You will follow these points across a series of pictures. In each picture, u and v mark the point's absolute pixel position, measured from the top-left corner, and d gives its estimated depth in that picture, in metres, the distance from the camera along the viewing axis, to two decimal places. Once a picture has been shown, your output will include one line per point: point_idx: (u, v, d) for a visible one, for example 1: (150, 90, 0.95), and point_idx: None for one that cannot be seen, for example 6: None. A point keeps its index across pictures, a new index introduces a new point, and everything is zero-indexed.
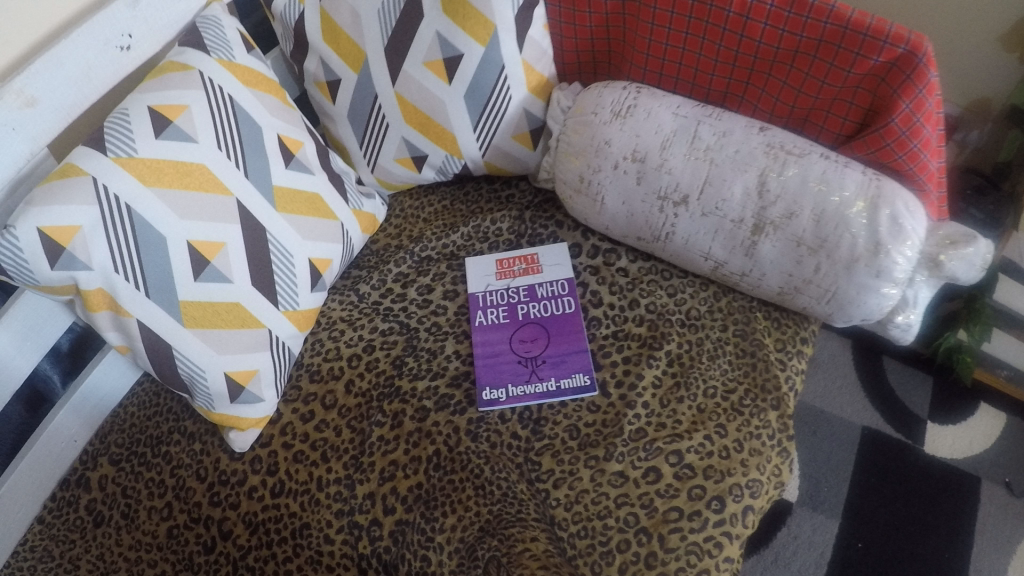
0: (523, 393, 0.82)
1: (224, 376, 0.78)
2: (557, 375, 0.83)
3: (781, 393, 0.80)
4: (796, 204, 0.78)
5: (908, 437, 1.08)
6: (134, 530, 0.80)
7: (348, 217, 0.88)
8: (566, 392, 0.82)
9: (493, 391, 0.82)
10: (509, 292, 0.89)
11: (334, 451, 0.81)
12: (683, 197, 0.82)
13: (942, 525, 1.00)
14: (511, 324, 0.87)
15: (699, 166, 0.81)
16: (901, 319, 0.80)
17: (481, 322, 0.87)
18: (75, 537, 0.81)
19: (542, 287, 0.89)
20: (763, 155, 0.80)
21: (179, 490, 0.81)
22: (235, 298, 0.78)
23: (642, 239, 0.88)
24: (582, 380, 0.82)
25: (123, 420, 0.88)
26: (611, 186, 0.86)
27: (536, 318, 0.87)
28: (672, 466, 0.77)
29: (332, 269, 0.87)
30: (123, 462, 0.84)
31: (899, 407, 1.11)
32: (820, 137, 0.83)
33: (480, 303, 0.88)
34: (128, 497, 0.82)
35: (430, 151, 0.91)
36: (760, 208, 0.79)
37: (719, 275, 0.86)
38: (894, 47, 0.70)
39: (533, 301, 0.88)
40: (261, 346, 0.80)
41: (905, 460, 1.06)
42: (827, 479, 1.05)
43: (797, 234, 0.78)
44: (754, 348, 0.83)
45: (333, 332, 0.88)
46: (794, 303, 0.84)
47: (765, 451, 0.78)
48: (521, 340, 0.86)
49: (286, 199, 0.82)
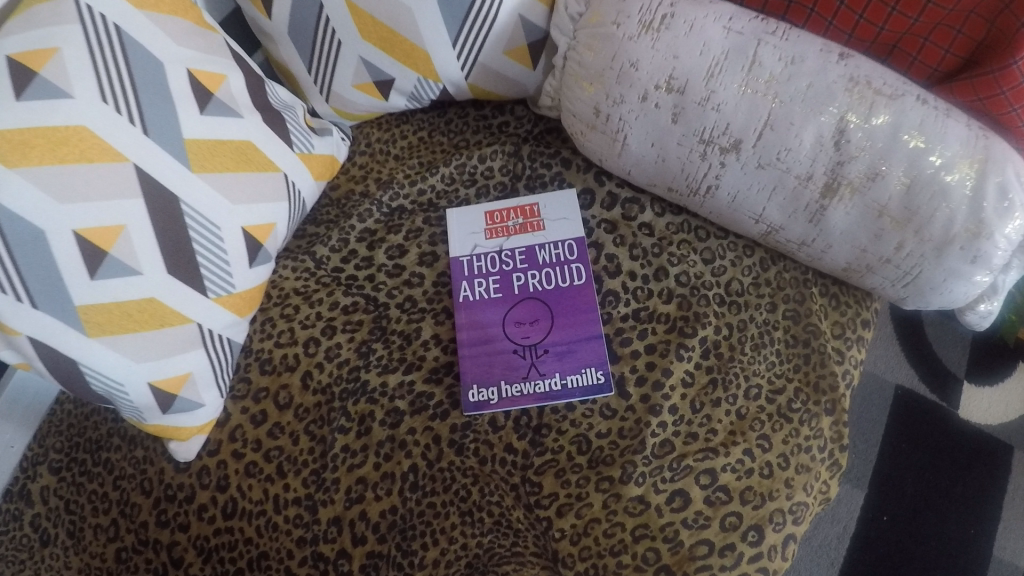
0: (520, 394, 0.67)
1: (148, 387, 0.63)
2: (564, 371, 0.67)
3: (838, 395, 0.66)
4: (883, 161, 0.58)
5: (943, 400, 0.95)
6: (82, 552, 0.69)
7: (294, 165, 0.70)
8: (575, 392, 0.66)
9: (482, 392, 0.67)
10: (502, 257, 0.72)
11: (291, 463, 0.67)
12: (733, 142, 0.63)
13: (969, 500, 0.90)
14: (504, 300, 0.70)
15: (757, 103, 0.61)
16: (983, 307, 0.64)
17: (466, 298, 0.70)
18: (24, 558, 0.69)
19: (543, 250, 0.72)
20: (844, 92, 0.59)
21: (124, 506, 0.69)
22: (148, 292, 0.61)
23: (674, 190, 0.69)
24: (594, 377, 0.66)
25: (61, 419, 0.76)
26: (637, 123, 0.66)
27: (535, 292, 0.71)
28: (702, 489, 0.62)
29: (276, 236, 0.70)
30: (63, 471, 0.73)
31: (936, 364, 0.97)
32: (910, 71, 0.62)
33: (465, 272, 0.72)
34: (71, 513, 0.70)
35: (396, 74, 0.71)
36: (835, 162, 0.60)
37: (770, 240, 0.69)
38: None
39: (532, 269, 0.72)
40: (191, 344, 0.65)
41: (941, 424, 0.94)
42: (856, 444, 0.93)
43: (880, 201, 0.59)
44: (809, 336, 0.67)
45: (286, 310, 0.71)
46: (862, 280, 0.67)
47: (815, 468, 0.64)
48: (518, 322, 0.70)
49: (206, 155, 0.63)
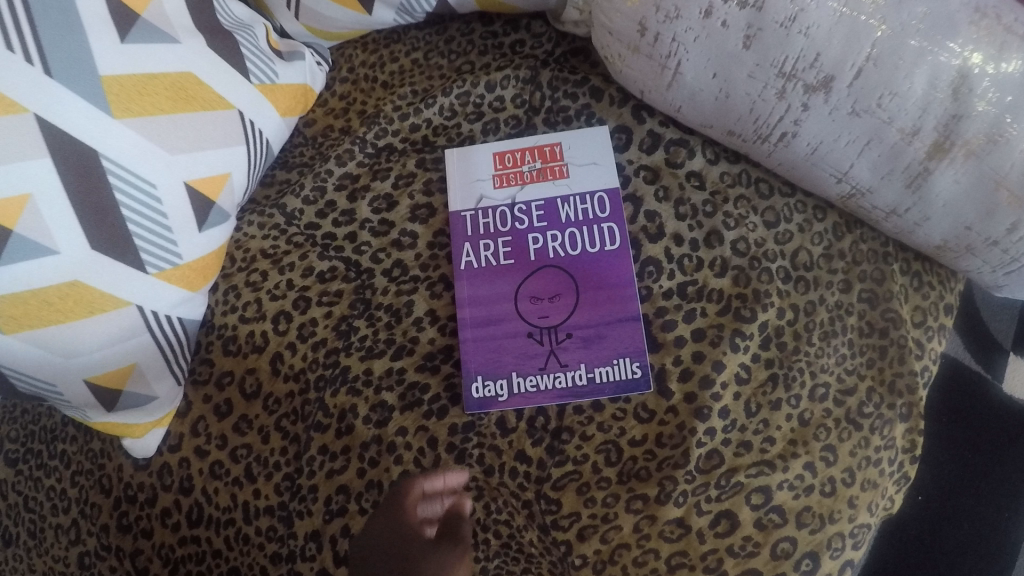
0: (536, 390, 0.55)
1: (85, 385, 0.53)
2: (590, 363, 0.55)
3: (917, 398, 0.54)
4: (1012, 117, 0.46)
5: (986, 371, 0.82)
6: (44, 555, 0.61)
7: (251, 101, 0.56)
8: (605, 389, 0.54)
9: (488, 386, 0.55)
10: (514, 212, 0.59)
11: (262, 466, 0.56)
12: (823, 80, 0.49)
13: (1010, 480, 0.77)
14: (517, 269, 0.58)
15: (858, 28, 0.47)
16: None
17: (469, 265, 0.58)
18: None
19: (566, 206, 0.59)
20: (967, 23, 0.45)
21: (84, 506, 0.60)
22: (70, 275, 0.49)
23: (736, 134, 0.56)
24: (630, 370, 0.54)
25: (14, 404, 0.66)
26: (695, 47, 0.52)
27: (556, 260, 0.58)
28: (753, 510, 0.51)
29: (232, 188, 0.57)
30: (21, 464, 0.64)
31: (980, 333, 0.83)
32: None
33: (468, 231, 0.58)
34: (31, 511, 0.62)
35: None
36: (951, 116, 0.47)
37: (849, 203, 0.56)
38: None
39: (553, 229, 0.58)
40: (134, 330, 0.53)
41: (986, 396, 0.80)
42: None
43: (999, 169, 0.47)
44: (888, 325, 0.55)
45: (252, 277, 0.59)
46: (952, 261, 0.56)
47: (883, 484, 0.53)
48: (533, 298, 0.57)
49: (134, 95, 0.50)
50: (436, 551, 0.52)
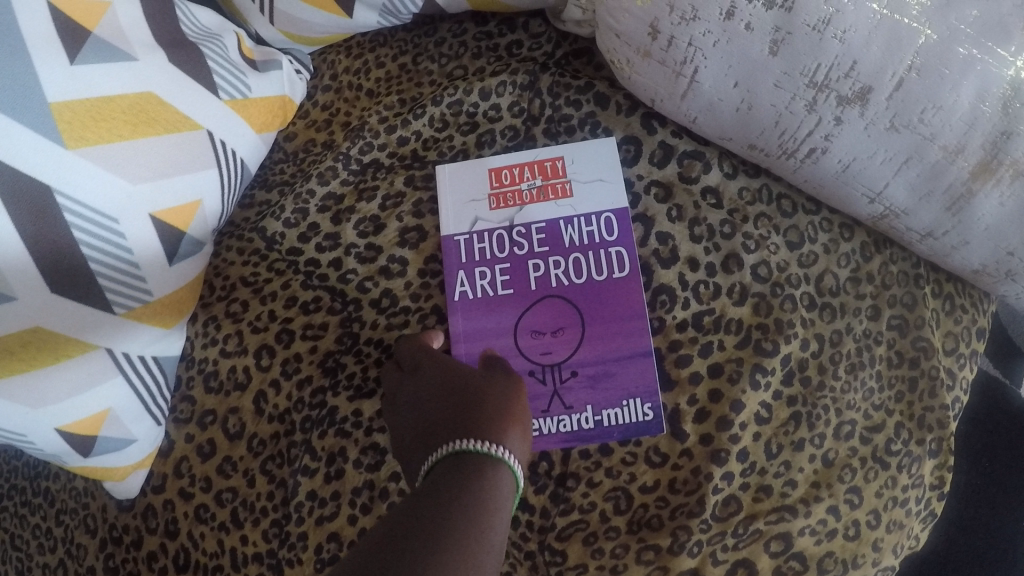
0: (538, 435, 0.51)
1: (57, 434, 0.48)
2: (597, 405, 0.51)
3: (949, 433, 0.50)
4: None
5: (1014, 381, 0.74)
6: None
7: (220, 118, 0.51)
8: (613, 433, 0.51)
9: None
10: (513, 236, 0.54)
11: (249, 510, 0.52)
12: (860, 90, 0.43)
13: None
14: (517, 299, 0.53)
15: (904, 34, 0.40)
16: None
17: (463, 296, 0.53)
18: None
19: (569, 228, 0.54)
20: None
21: (70, 546, 0.57)
22: (31, 320, 0.45)
23: (758, 147, 0.51)
24: (641, 413, 0.50)
25: None
26: (715, 51, 0.46)
27: (559, 289, 0.53)
28: (772, 558, 0.48)
29: (204, 215, 0.52)
30: (4, 500, 0.61)
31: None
32: None
33: (462, 257, 0.54)
34: (19, 549, 0.59)
35: None
36: (1000, 133, 0.42)
37: (883, 223, 0.50)
38: None
39: (555, 254, 0.53)
40: (106, 373, 0.49)
41: None
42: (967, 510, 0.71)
43: None
44: (919, 353, 0.51)
45: (232, 307, 0.55)
46: (991, 285, 0.51)
47: (910, 524, 0.50)
48: (535, 331, 0.52)
49: (88, 122, 0.44)
50: (492, 380, 0.48)
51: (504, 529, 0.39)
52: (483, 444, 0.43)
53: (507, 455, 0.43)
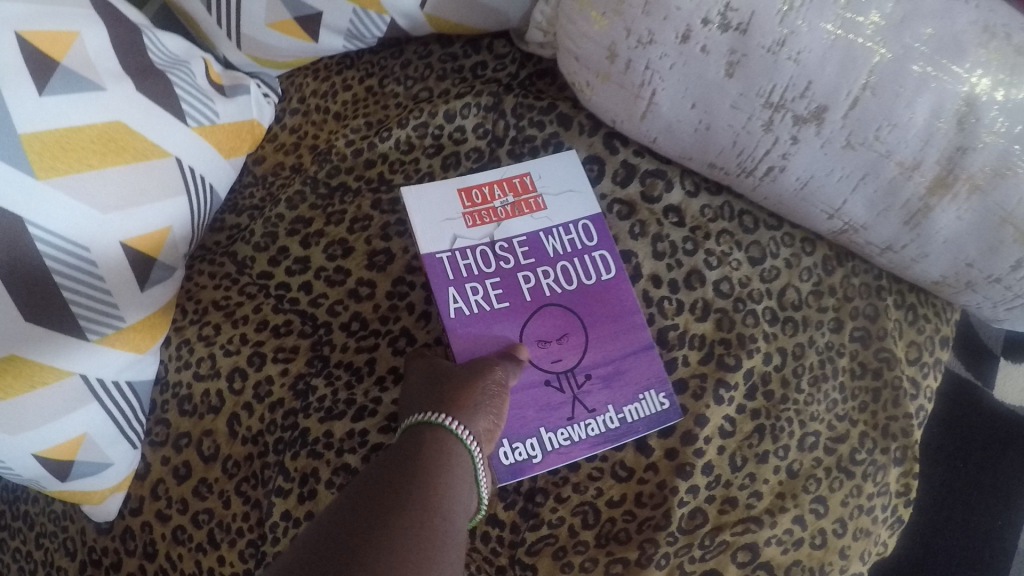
0: (566, 444, 0.50)
1: (34, 460, 0.49)
2: (617, 403, 0.51)
3: (912, 442, 0.51)
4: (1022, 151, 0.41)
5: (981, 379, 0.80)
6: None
7: (189, 146, 0.52)
8: (639, 427, 0.51)
9: (518, 450, 0.50)
10: (497, 250, 0.53)
11: (224, 530, 0.53)
12: (813, 110, 0.44)
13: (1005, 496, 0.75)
14: (516, 310, 0.52)
15: (853, 54, 0.41)
16: None
17: (460, 313, 0.51)
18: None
19: (550, 238, 0.54)
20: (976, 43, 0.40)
21: (50, 568, 0.58)
22: (8, 349, 0.45)
23: (718, 166, 0.51)
24: (658, 403, 0.51)
25: None
26: (671, 74, 0.47)
27: (555, 297, 0.53)
28: (740, 569, 0.49)
29: (175, 241, 0.53)
30: None
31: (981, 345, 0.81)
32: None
33: (450, 274, 0.51)
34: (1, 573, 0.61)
35: (323, 6, 0.51)
36: (955, 148, 0.42)
37: (840, 237, 0.51)
38: None
39: (542, 265, 0.53)
40: (82, 399, 0.50)
41: (986, 407, 0.78)
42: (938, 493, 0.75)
43: (1005, 207, 0.43)
44: (882, 364, 0.52)
45: (204, 330, 0.55)
46: (949, 295, 0.52)
47: (875, 531, 0.51)
48: (540, 340, 0.51)
49: (58, 152, 0.45)
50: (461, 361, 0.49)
51: (449, 487, 0.40)
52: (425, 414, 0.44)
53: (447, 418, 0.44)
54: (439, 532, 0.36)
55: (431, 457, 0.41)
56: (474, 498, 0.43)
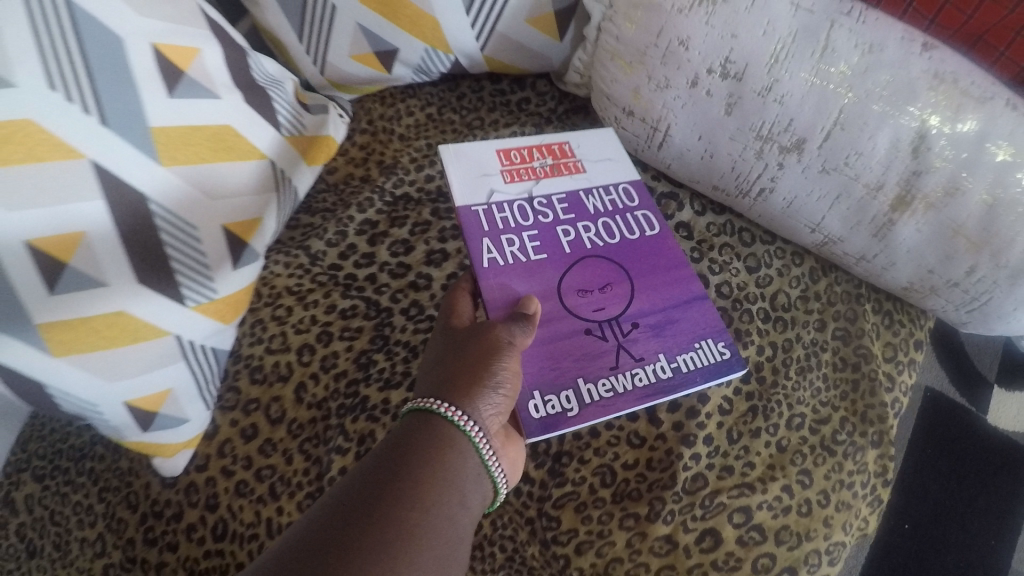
0: (610, 395, 0.52)
1: (125, 407, 0.57)
2: (667, 354, 0.55)
3: (886, 426, 0.60)
4: (969, 174, 0.50)
5: (971, 403, 0.93)
6: (68, 567, 0.63)
7: (277, 149, 0.62)
8: (695, 377, 0.54)
9: (551, 403, 0.51)
10: (534, 205, 0.60)
11: (284, 485, 0.60)
12: (795, 141, 0.54)
13: (993, 507, 0.86)
14: (558, 261, 0.57)
15: (827, 97, 0.52)
16: None
17: (493, 262, 0.56)
18: (10, 568, 0.65)
19: (590, 198, 0.61)
20: (927, 90, 0.50)
21: (111, 520, 0.64)
22: (117, 306, 0.54)
23: (722, 189, 0.62)
24: (715, 354, 0.55)
25: (46, 424, 0.73)
26: (683, 112, 0.58)
27: (594, 251, 0.58)
28: (735, 528, 0.57)
29: (264, 231, 0.63)
30: (48, 479, 0.68)
31: (967, 367, 0.95)
32: (994, 68, 0.51)
33: (484, 226, 0.57)
34: (56, 525, 0.66)
35: (400, 44, 0.61)
36: (912, 172, 0.52)
37: (824, 249, 0.61)
38: None
39: (583, 220, 0.60)
40: (173, 357, 0.58)
41: (974, 429, 0.91)
42: (923, 487, 0.87)
43: (956, 220, 0.51)
44: (860, 359, 0.62)
45: (278, 311, 0.64)
46: (921, 301, 0.60)
47: (856, 505, 0.59)
48: (580, 289, 0.56)
49: (178, 145, 0.55)
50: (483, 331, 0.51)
51: (443, 488, 0.44)
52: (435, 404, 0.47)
53: (457, 415, 0.46)
54: (412, 527, 0.41)
55: (425, 445, 0.45)
56: (483, 483, 0.48)
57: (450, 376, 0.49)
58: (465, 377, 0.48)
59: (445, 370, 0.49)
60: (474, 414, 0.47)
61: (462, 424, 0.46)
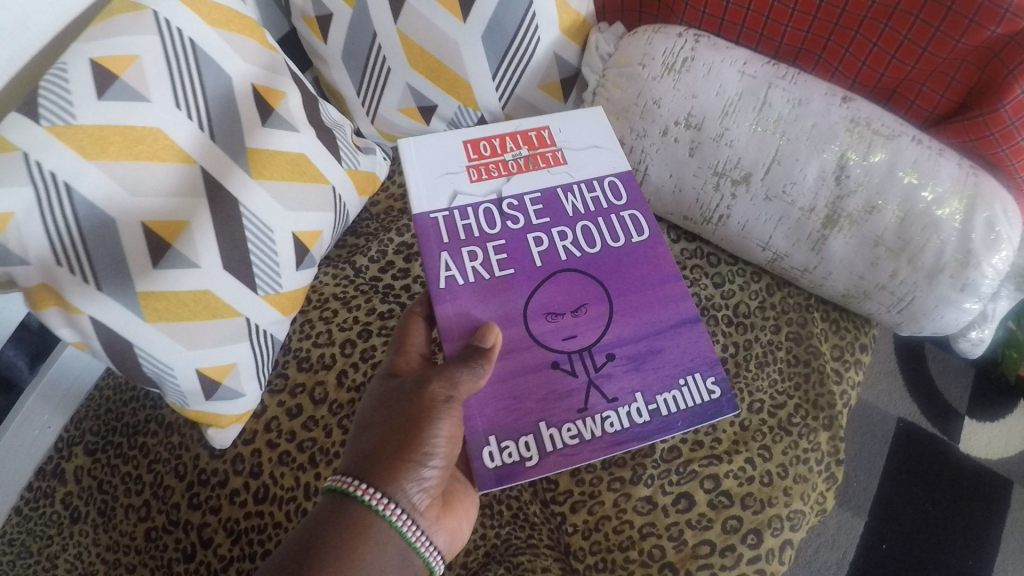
0: (575, 444, 0.56)
1: (196, 373, 0.68)
2: (645, 393, 0.58)
3: (835, 411, 0.71)
4: (880, 196, 0.64)
5: (943, 432, 1.03)
6: (112, 530, 0.73)
7: (340, 179, 0.77)
8: (673, 423, 0.57)
9: (507, 454, 0.55)
10: (503, 208, 0.63)
11: (323, 454, 0.71)
12: (744, 175, 0.69)
13: (965, 531, 0.96)
14: (530, 278, 0.60)
15: (766, 140, 0.67)
16: (975, 335, 0.70)
17: (451, 281, 0.59)
18: (53, 533, 0.75)
19: (563, 200, 0.63)
20: (845, 132, 0.65)
21: (157, 488, 0.74)
22: (204, 285, 0.66)
23: (691, 219, 0.76)
24: (703, 395, 0.58)
25: (99, 404, 0.81)
26: (657, 156, 0.73)
27: (566, 264, 0.61)
28: (706, 493, 0.68)
29: (321, 243, 0.76)
30: (99, 453, 0.77)
31: (938, 400, 1.06)
32: (908, 113, 0.68)
33: (446, 239, 0.60)
34: (104, 492, 0.75)
35: (438, 101, 0.76)
36: (836, 196, 0.66)
37: (775, 267, 0.74)
38: (982, 28, 0.58)
39: (557, 227, 0.62)
40: (239, 337, 0.70)
41: (947, 458, 1.01)
42: (901, 506, 0.98)
43: (876, 232, 0.65)
44: (810, 356, 0.73)
45: (325, 313, 0.77)
46: (860, 307, 0.72)
47: (811, 478, 0.69)
48: (549, 305, 0.59)
49: (265, 163, 0.69)
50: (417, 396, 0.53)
51: None
52: (359, 488, 0.50)
53: (378, 503, 0.50)
54: None
55: (341, 533, 0.49)
56: (409, 560, 0.52)
57: (380, 452, 0.52)
58: (392, 456, 0.51)
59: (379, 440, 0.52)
60: (398, 499, 0.50)
61: (384, 511, 0.50)
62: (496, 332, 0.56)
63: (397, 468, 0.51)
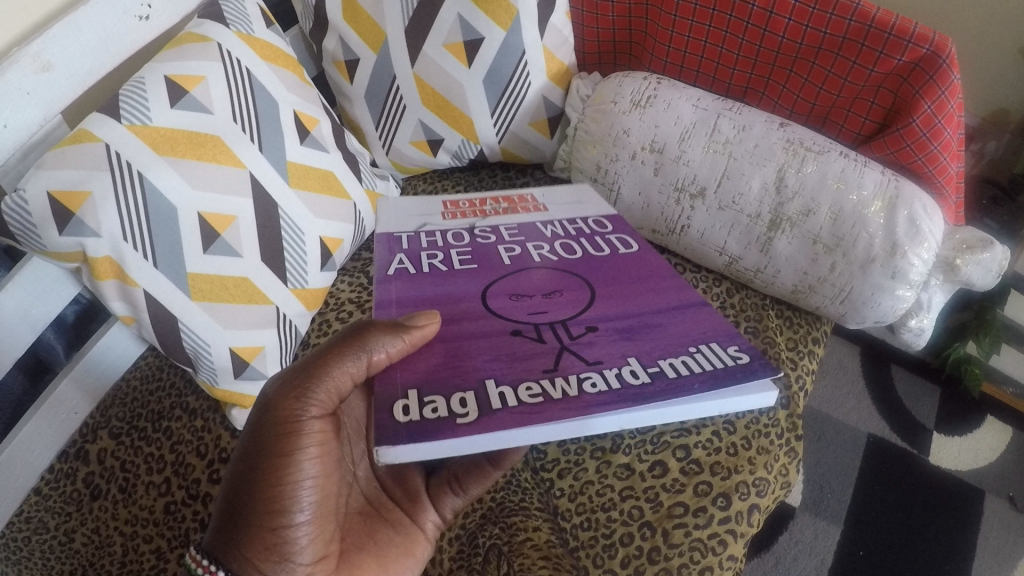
0: (536, 402, 0.43)
1: (229, 351, 0.77)
2: (644, 358, 0.47)
3: (791, 392, 0.82)
4: (814, 201, 0.76)
5: (914, 446, 1.19)
6: (131, 505, 0.81)
7: (359, 196, 0.90)
8: (692, 383, 0.44)
9: (437, 412, 0.43)
10: (473, 232, 0.67)
11: None
12: (699, 189, 0.81)
13: (939, 534, 1.09)
14: (493, 270, 0.59)
15: (717, 159, 0.80)
16: (914, 322, 0.81)
17: (405, 267, 0.60)
18: (71, 510, 0.82)
19: (543, 229, 0.67)
20: (781, 150, 0.79)
21: (179, 466, 0.81)
22: (244, 273, 0.76)
23: (657, 231, 0.88)
24: (731, 359, 0.46)
25: (125, 393, 0.88)
26: (628, 178, 0.86)
27: (534, 264, 0.60)
28: (678, 460, 0.76)
29: (342, 250, 0.88)
30: (122, 436, 0.84)
31: (908, 420, 1.22)
32: (839, 136, 0.83)
33: (407, 246, 0.64)
34: (126, 471, 0.82)
35: (446, 135, 0.90)
36: (775, 204, 0.78)
37: (732, 270, 0.86)
38: (888, 59, 0.74)
39: (529, 241, 0.64)
40: (268, 323, 0.79)
41: (917, 470, 1.16)
42: (877, 511, 1.11)
43: (813, 232, 0.77)
44: (766, 345, 0.83)
45: (341, 314, 0.88)
46: (808, 302, 0.83)
47: (773, 450, 0.77)
48: (515, 291, 0.56)
49: (299, 176, 0.81)
50: (261, 449, 0.51)
51: None
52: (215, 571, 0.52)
53: None
54: None
55: None
56: None
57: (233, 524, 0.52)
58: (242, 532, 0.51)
59: (230, 508, 0.52)
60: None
61: None
62: (427, 317, 0.50)
63: (243, 545, 0.51)
